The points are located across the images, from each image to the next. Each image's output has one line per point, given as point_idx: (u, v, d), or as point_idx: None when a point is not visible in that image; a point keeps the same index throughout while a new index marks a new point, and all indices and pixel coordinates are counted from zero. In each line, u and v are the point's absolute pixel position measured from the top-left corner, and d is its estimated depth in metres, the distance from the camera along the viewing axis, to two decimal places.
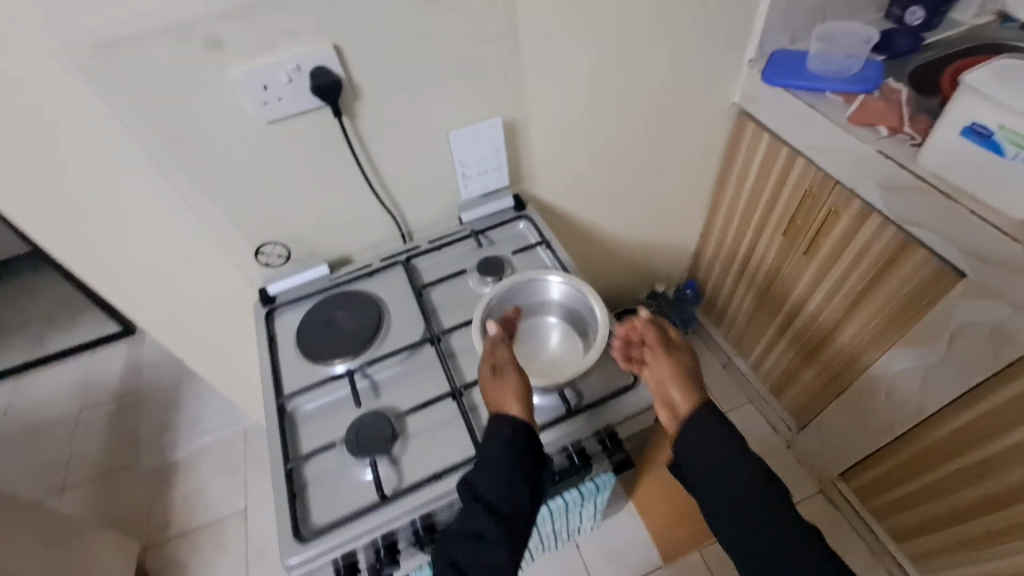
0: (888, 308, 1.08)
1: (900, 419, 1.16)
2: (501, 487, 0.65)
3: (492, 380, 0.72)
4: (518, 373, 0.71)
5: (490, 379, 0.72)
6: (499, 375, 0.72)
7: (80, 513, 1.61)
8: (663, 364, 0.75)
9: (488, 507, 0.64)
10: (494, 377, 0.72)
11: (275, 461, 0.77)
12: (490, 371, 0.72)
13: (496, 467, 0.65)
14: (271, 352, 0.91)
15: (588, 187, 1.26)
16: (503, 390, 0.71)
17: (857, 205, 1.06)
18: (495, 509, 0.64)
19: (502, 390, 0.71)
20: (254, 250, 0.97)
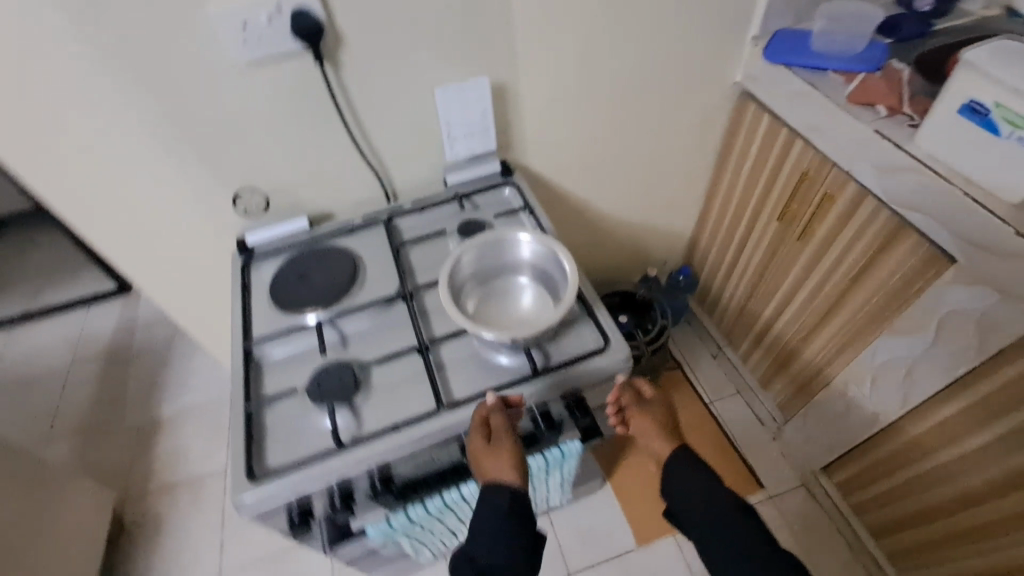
0: (878, 296, 1.06)
1: (884, 411, 1.14)
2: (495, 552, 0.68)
3: (486, 457, 0.71)
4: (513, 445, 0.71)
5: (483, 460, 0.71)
6: (493, 454, 0.71)
7: (64, 461, 1.64)
8: (643, 421, 0.79)
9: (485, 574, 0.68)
10: (488, 454, 0.71)
11: (236, 402, 0.77)
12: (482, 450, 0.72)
13: (492, 539, 0.68)
14: (243, 299, 0.90)
15: (580, 160, 1.24)
16: (498, 466, 0.71)
17: (852, 188, 1.04)
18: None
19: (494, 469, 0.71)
20: (232, 196, 0.97)
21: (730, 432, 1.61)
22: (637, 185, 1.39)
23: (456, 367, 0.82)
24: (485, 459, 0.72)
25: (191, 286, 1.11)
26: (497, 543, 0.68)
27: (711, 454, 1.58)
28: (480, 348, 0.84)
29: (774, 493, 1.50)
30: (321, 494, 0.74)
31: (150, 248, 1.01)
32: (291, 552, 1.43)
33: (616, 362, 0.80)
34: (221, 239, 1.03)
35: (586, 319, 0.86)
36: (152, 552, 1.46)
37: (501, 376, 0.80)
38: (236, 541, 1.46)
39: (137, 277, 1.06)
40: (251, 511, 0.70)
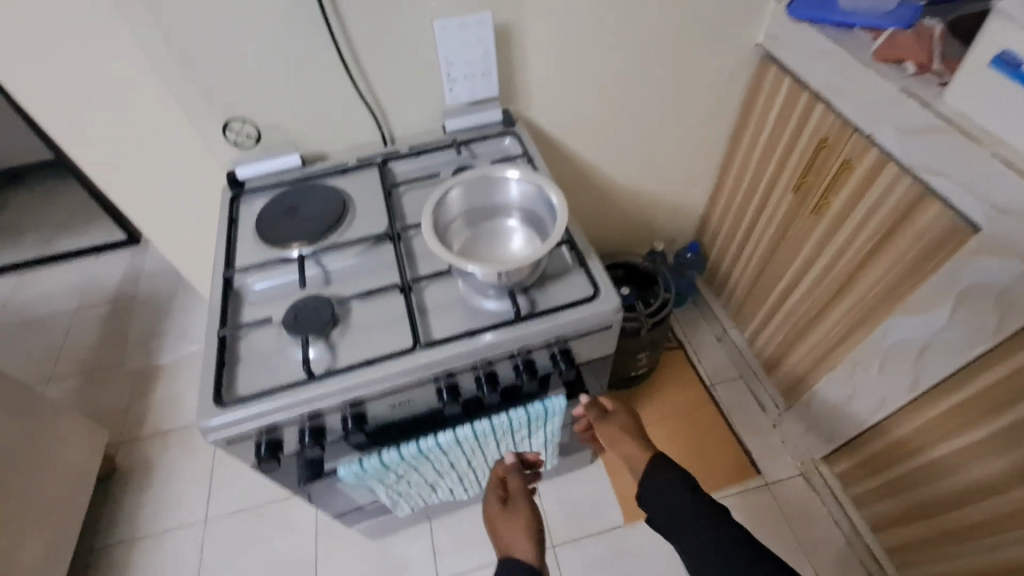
0: (892, 273, 1.01)
1: (892, 395, 1.08)
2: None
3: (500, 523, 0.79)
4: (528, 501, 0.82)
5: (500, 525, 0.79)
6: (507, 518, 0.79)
7: (63, 401, 1.66)
8: (616, 432, 0.85)
9: None
10: (504, 519, 0.80)
11: (210, 327, 0.76)
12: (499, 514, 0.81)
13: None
14: (229, 230, 0.88)
15: (588, 118, 1.19)
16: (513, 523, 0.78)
17: (873, 155, 0.98)
18: None
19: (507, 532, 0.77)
20: (223, 124, 0.94)
21: (730, 417, 1.55)
22: (648, 150, 1.32)
23: (439, 309, 0.79)
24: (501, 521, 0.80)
25: (185, 222, 1.10)
26: None
27: (676, 449, 1.51)
28: (464, 291, 0.80)
29: (772, 481, 1.44)
30: (291, 425, 0.73)
31: (143, 177, 1.00)
32: (276, 504, 1.43)
33: (605, 312, 0.77)
34: (214, 173, 1.02)
35: (577, 268, 0.83)
36: (142, 494, 1.47)
37: (484, 319, 0.77)
38: (223, 489, 1.47)
39: (130, 209, 1.05)
40: (216, 436, 0.69)
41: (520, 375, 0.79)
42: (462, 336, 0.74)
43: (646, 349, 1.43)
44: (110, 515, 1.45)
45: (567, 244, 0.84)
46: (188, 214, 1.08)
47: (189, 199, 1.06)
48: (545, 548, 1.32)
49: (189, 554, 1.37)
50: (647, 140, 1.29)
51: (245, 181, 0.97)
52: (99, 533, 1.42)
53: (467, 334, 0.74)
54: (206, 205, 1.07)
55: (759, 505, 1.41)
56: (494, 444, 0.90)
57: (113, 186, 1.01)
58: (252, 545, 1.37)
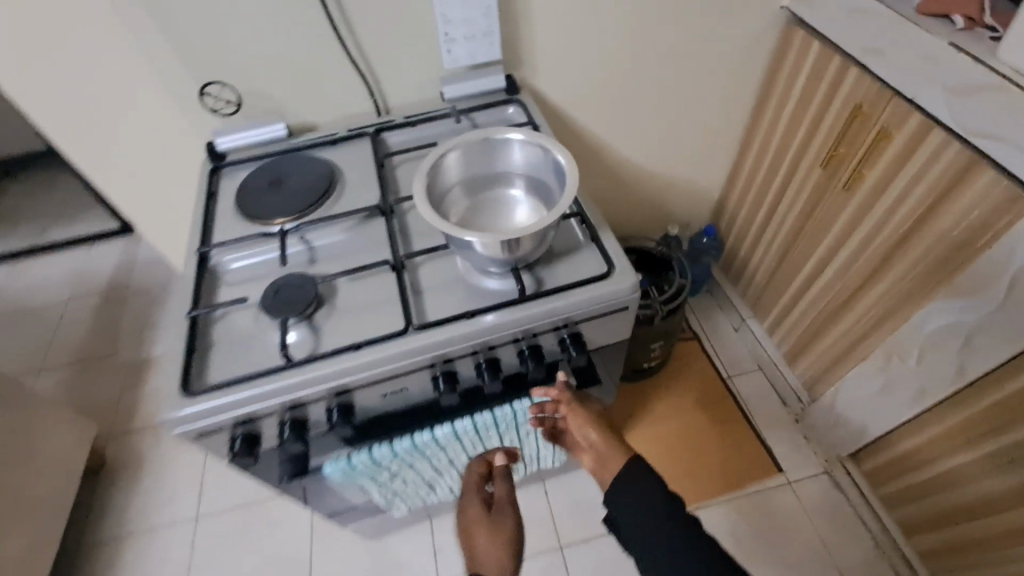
0: (936, 252, 0.91)
1: (932, 386, 0.99)
2: None
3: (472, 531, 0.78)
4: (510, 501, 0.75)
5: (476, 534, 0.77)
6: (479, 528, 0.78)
7: (52, 393, 1.60)
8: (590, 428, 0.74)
9: None
10: (476, 531, 0.77)
11: (180, 309, 0.69)
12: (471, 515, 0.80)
13: None
14: (206, 205, 0.81)
15: (598, 87, 1.10)
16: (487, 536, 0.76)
17: (914, 121, 0.90)
18: None
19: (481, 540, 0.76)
20: (199, 89, 0.85)
21: (748, 411, 1.46)
22: (663, 124, 1.23)
23: (435, 289, 0.71)
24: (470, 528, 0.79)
25: (165, 200, 1.03)
26: None
27: (662, 451, 1.42)
28: (464, 269, 0.73)
29: (794, 480, 1.35)
30: (270, 417, 0.65)
31: (117, 149, 0.93)
32: (269, 501, 1.37)
33: (620, 291, 0.68)
34: (193, 146, 0.94)
35: (589, 244, 0.74)
36: (131, 489, 1.41)
37: (486, 299, 0.69)
38: (216, 485, 1.41)
39: (105, 185, 0.98)
40: (183, 429, 0.61)
41: (526, 362, 0.71)
42: (460, 317, 0.66)
43: (660, 338, 1.35)
44: (98, 512, 1.38)
45: (577, 216, 0.76)
46: (170, 191, 1.01)
47: (168, 175, 0.98)
48: (551, 549, 1.24)
49: (179, 552, 1.31)
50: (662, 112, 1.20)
51: (226, 152, 0.89)
52: (86, 530, 1.36)
53: (465, 315, 0.66)
54: (186, 182, 0.99)
55: (781, 505, 1.31)
56: (496, 437, 0.82)
57: (85, 160, 0.93)
58: (244, 543, 1.31)
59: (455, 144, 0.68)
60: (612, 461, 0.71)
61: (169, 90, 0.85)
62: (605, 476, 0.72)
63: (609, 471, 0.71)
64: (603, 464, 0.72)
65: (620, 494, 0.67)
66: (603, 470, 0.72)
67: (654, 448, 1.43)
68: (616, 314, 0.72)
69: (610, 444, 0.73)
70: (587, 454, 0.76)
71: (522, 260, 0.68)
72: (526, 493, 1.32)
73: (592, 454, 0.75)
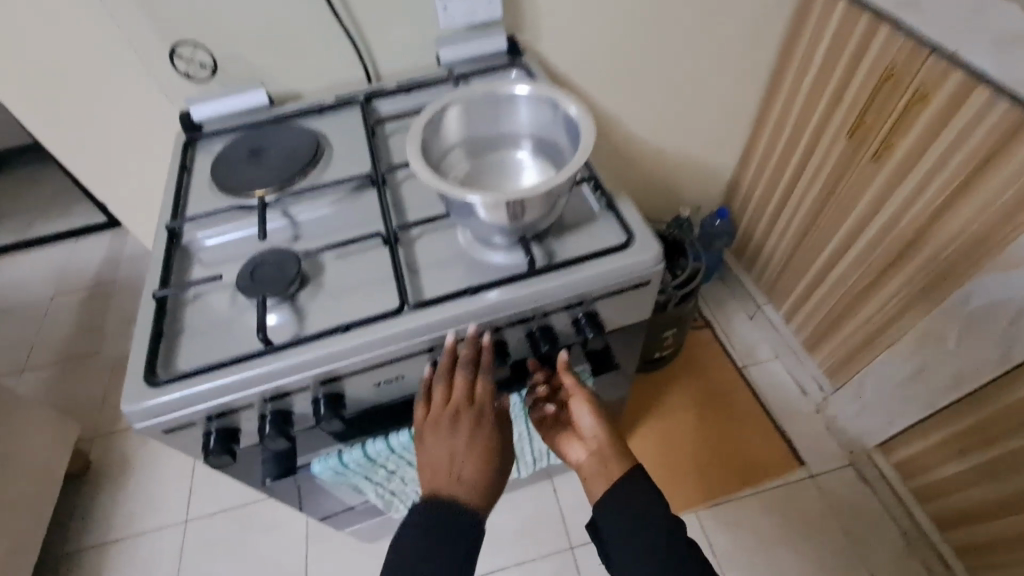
0: (978, 224, 0.83)
1: (972, 370, 0.92)
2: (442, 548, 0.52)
3: (442, 447, 0.56)
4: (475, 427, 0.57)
5: (453, 455, 0.56)
6: (459, 444, 0.56)
7: (35, 393, 1.52)
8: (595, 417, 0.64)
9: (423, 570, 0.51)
10: (450, 448, 0.56)
11: (148, 289, 0.61)
12: (437, 419, 0.57)
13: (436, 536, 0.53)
14: (179, 178, 0.74)
15: (606, 53, 1.00)
16: (471, 459, 0.56)
17: (956, 80, 0.80)
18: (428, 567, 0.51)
19: (461, 461, 0.56)
20: (169, 51, 0.77)
21: (766, 403, 1.36)
22: (672, 97, 1.13)
23: (433, 264, 0.64)
24: (435, 437, 0.56)
25: (142, 181, 0.95)
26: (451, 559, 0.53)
27: (667, 446, 1.33)
28: (466, 242, 0.65)
29: (817, 473, 1.26)
30: (249, 410, 0.58)
31: (85, 124, 0.85)
32: (262, 503, 1.29)
33: (641, 264, 0.61)
34: (168, 118, 0.86)
35: (604, 213, 0.67)
36: (117, 492, 1.34)
37: (491, 273, 0.62)
38: (206, 486, 1.33)
39: (74, 164, 0.90)
40: (148, 422, 0.54)
41: (537, 344, 0.64)
42: (462, 293, 0.59)
43: (672, 326, 1.27)
44: (82, 516, 1.31)
45: (590, 181, 0.68)
46: (144, 170, 0.93)
47: (143, 153, 0.91)
48: (561, 549, 1.17)
49: (167, 557, 1.24)
50: (670, 85, 1.10)
51: (203, 123, 0.82)
52: (70, 535, 1.29)
53: (467, 292, 0.58)
54: (163, 160, 0.92)
55: (804, 500, 1.23)
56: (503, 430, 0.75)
57: (51, 136, 0.86)
58: (236, 547, 1.24)
59: (457, 96, 0.61)
60: (612, 464, 0.61)
61: (137, 54, 0.77)
62: (598, 478, 0.61)
63: (606, 473, 0.60)
64: (601, 462, 0.62)
65: (622, 496, 0.58)
66: (597, 469, 0.62)
67: (661, 443, 1.34)
68: (637, 290, 0.64)
69: (614, 444, 0.62)
70: (582, 444, 0.65)
71: (530, 230, 0.60)
72: (534, 491, 1.25)
73: (590, 446, 0.64)
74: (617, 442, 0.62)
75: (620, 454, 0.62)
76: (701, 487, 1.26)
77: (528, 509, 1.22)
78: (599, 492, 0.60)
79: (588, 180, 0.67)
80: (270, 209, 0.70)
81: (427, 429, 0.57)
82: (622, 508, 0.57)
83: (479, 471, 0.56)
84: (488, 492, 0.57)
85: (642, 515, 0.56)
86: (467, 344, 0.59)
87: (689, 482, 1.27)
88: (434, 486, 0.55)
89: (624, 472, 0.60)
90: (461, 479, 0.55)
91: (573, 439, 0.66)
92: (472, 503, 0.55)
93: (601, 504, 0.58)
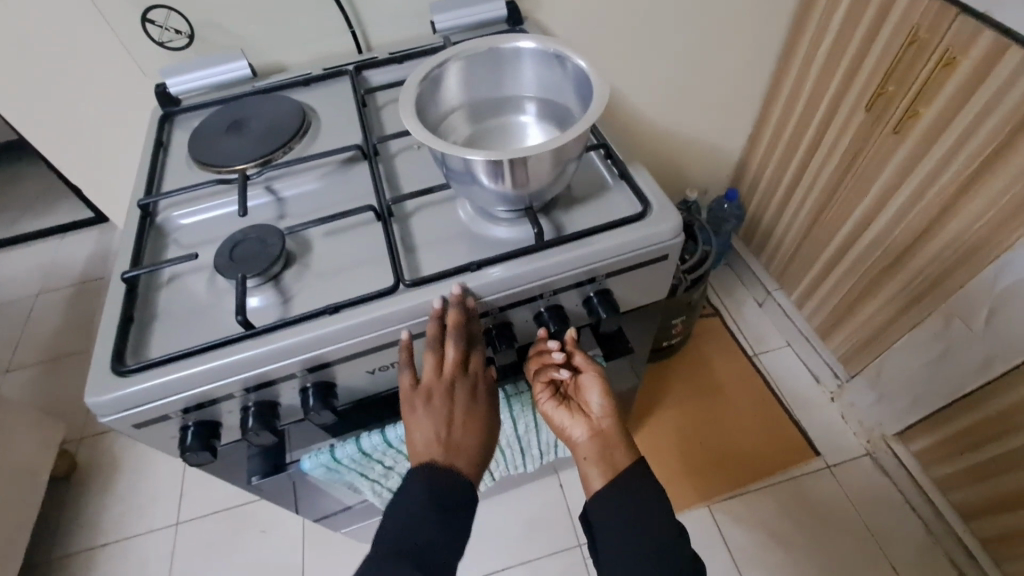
0: (1010, 196, 0.77)
1: (1003, 352, 0.86)
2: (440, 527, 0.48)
3: (437, 418, 0.50)
4: (466, 401, 0.52)
5: (450, 424, 0.51)
6: (456, 414, 0.52)
7: (20, 392, 1.47)
8: (603, 398, 0.60)
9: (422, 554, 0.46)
10: (445, 418, 0.51)
11: (117, 270, 0.56)
12: (429, 391, 0.51)
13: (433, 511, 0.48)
14: (154, 154, 0.69)
15: (609, 23, 0.94)
16: (469, 433, 0.52)
17: (987, 39, 0.74)
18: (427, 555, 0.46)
19: (458, 431, 0.52)
20: (142, 17, 0.72)
21: (777, 390, 1.32)
22: (678, 71, 1.06)
23: (431, 240, 0.58)
24: (428, 410, 0.51)
25: (121, 166, 0.89)
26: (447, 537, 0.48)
27: (671, 440, 1.28)
28: (467, 217, 0.60)
29: (834, 464, 1.21)
30: (230, 401, 0.53)
31: (55, 102, 0.79)
32: (256, 504, 1.24)
33: (659, 235, 0.55)
34: (145, 95, 0.80)
35: (617, 183, 0.62)
36: (105, 494, 1.29)
37: (495, 248, 0.56)
38: (198, 487, 1.28)
39: (45, 145, 0.84)
40: (115, 416, 0.49)
41: (545, 324, 0.59)
42: (462, 269, 0.53)
43: (682, 313, 1.22)
44: (68, 519, 1.26)
45: (601, 148, 0.63)
46: (120, 151, 0.88)
47: (120, 134, 0.85)
48: (570, 547, 1.12)
49: (156, 562, 1.19)
50: (674, 58, 1.04)
51: (180, 97, 0.77)
52: (55, 541, 1.23)
53: (468, 268, 0.53)
54: (143, 141, 0.86)
55: (820, 491, 1.18)
56: (510, 422, 0.70)
57: (19, 116, 0.80)
58: (228, 550, 1.19)
59: (456, 51, 0.58)
60: (616, 452, 0.57)
61: (105, 20, 0.71)
62: (598, 465, 0.57)
63: (609, 461, 0.56)
64: (603, 448, 0.58)
65: (627, 493, 0.53)
66: (598, 453, 0.57)
67: (667, 436, 1.29)
68: (654, 265, 0.59)
69: (619, 431, 0.59)
70: (582, 422, 0.61)
71: (537, 200, 0.55)
72: (539, 486, 1.20)
73: (592, 427, 0.60)
74: (622, 431, 0.59)
75: (624, 442, 0.58)
76: (706, 482, 1.21)
77: (534, 506, 1.17)
78: (597, 480, 0.56)
79: (598, 147, 0.62)
80: (252, 185, 0.65)
81: (417, 401, 0.51)
82: (625, 505, 0.52)
83: (476, 440, 0.53)
84: (483, 460, 0.53)
85: (646, 515, 0.52)
86: (455, 306, 0.51)
87: (699, 476, 1.22)
88: (430, 457, 0.50)
89: (627, 465, 0.56)
90: (459, 452, 0.51)
91: (571, 414, 0.61)
92: (467, 474, 0.52)
93: (601, 500, 0.53)
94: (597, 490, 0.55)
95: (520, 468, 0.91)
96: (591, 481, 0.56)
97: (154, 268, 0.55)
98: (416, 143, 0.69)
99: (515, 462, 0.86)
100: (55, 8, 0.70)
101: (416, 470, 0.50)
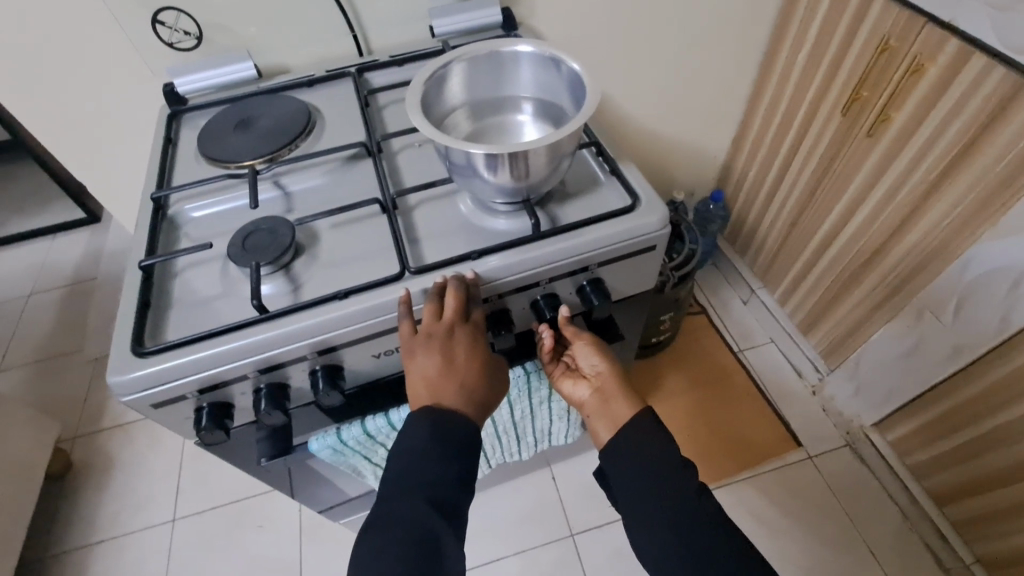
0: (975, 193, 0.82)
1: (971, 341, 0.90)
2: (450, 487, 0.50)
3: (436, 361, 0.52)
4: (464, 341, 0.54)
5: (452, 370, 0.53)
6: (456, 360, 0.53)
7: (12, 392, 1.47)
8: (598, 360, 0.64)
9: (436, 504, 0.49)
10: (445, 362, 0.53)
11: (132, 259, 0.59)
12: (429, 332, 0.53)
13: (440, 465, 0.50)
14: (163, 151, 0.72)
15: (599, 30, 0.98)
16: (469, 373, 0.54)
17: (953, 46, 0.78)
18: (443, 509, 0.49)
19: (459, 370, 0.53)
20: (152, 19, 0.75)
21: (761, 384, 1.36)
22: (665, 74, 1.10)
23: (433, 232, 0.62)
24: (428, 352, 0.52)
25: (122, 165, 0.92)
26: (456, 497, 0.51)
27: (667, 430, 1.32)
28: (467, 210, 0.63)
29: (816, 455, 1.25)
30: (242, 382, 0.55)
31: (61, 100, 0.81)
32: (253, 500, 1.25)
33: (648, 226, 0.59)
34: (151, 94, 0.83)
35: (608, 179, 0.66)
36: (100, 493, 1.29)
37: (495, 238, 0.60)
38: (194, 486, 1.29)
39: (45, 142, 0.86)
40: (134, 396, 0.52)
41: (541, 312, 0.62)
42: (463, 257, 0.57)
43: (670, 310, 1.25)
44: (62, 518, 1.26)
45: (593, 146, 0.68)
46: (120, 148, 0.89)
47: (123, 133, 0.87)
48: (562, 537, 1.15)
49: (152, 561, 1.19)
50: (660, 61, 1.07)
51: (187, 96, 0.80)
52: (49, 540, 1.23)
53: (470, 256, 0.57)
54: (146, 140, 0.89)
55: (803, 480, 1.22)
56: (508, 409, 0.74)
57: (20, 113, 0.82)
58: (224, 546, 1.20)
59: (461, 52, 0.62)
60: (617, 406, 0.60)
61: (114, 19, 0.74)
62: (605, 420, 0.60)
63: (614, 415, 0.60)
64: (606, 403, 0.61)
65: (627, 456, 0.55)
66: (604, 412, 0.61)
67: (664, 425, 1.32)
68: (642, 256, 0.63)
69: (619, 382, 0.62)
70: (585, 384, 0.65)
71: (534, 193, 0.59)
72: (533, 478, 1.23)
73: (593, 385, 0.64)
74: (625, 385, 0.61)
75: (625, 394, 0.61)
76: (716, 465, 1.25)
77: (527, 498, 1.21)
78: (606, 433, 0.59)
79: (591, 145, 0.67)
80: (261, 180, 0.68)
81: (417, 345, 0.53)
82: (625, 466, 0.55)
83: (476, 383, 0.54)
84: (484, 405, 0.56)
85: (649, 472, 0.54)
86: (454, 281, 0.54)
87: (710, 462, 1.26)
88: (432, 399, 0.53)
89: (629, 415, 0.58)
90: (463, 393, 0.53)
91: (575, 381, 0.66)
92: (472, 416, 0.54)
93: (607, 457, 0.57)
94: (605, 443, 0.58)
95: (515, 456, 0.94)
96: (601, 436, 0.60)
97: (168, 258, 0.57)
98: (417, 141, 0.72)
99: (510, 450, 0.90)
100: (64, 7, 0.72)
101: (418, 437, 0.51)
